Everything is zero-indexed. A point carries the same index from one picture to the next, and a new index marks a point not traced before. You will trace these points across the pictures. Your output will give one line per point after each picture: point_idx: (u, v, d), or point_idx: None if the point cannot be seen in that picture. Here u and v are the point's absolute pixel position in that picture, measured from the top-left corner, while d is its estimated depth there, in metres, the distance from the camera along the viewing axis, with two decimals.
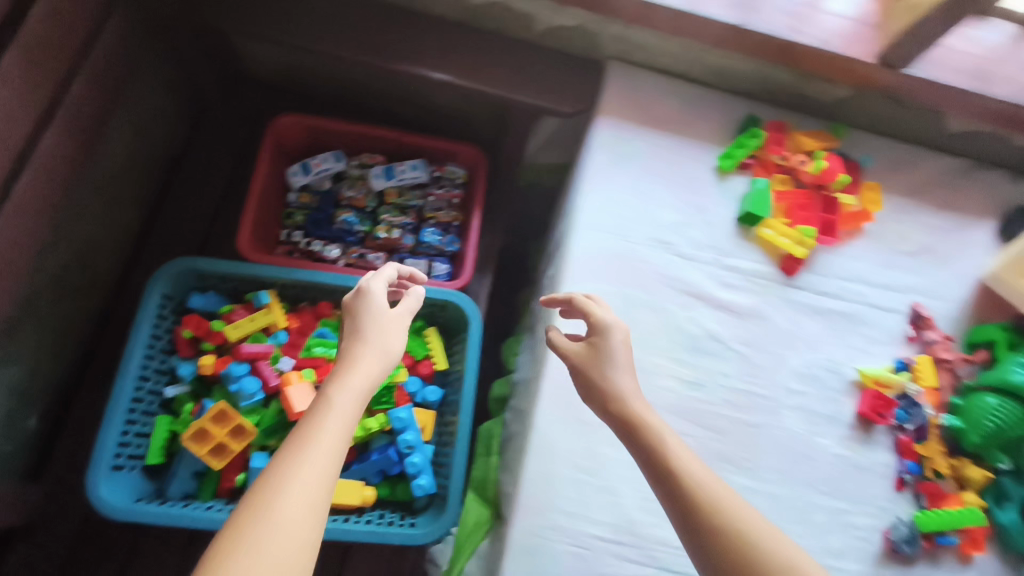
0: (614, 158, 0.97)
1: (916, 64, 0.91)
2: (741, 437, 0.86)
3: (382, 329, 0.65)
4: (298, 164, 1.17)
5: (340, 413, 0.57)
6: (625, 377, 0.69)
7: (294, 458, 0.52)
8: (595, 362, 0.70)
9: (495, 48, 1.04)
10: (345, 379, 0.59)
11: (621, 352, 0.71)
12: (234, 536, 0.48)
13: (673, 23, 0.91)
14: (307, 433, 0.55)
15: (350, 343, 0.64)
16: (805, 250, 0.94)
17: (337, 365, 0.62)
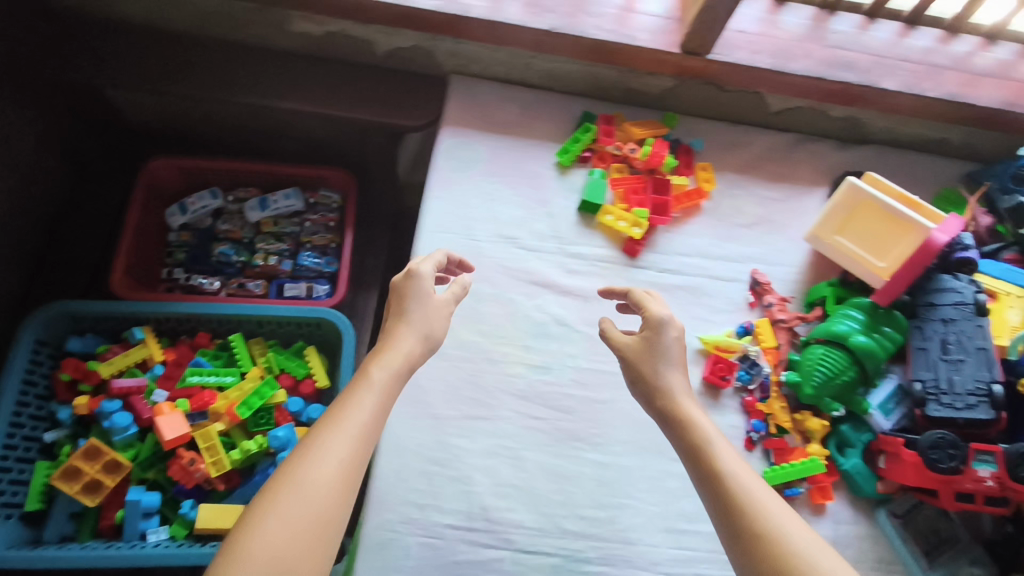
0: (457, 164, 1.02)
1: (720, 50, 0.97)
2: (590, 414, 0.89)
3: (426, 319, 0.74)
4: (174, 205, 1.20)
5: (371, 398, 0.65)
6: (676, 376, 0.75)
7: (327, 432, 0.61)
8: (648, 355, 0.77)
9: (343, 75, 1.09)
10: (378, 365, 0.68)
11: (676, 346, 0.76)
12: (274, 498, 0.57)
13: (491, 33, 0.98)
14: (342, 410, 0.63)
15: (392, 327, 0.73)
16: (642, 232, 0.98)
17: (378, 348, 0.71)
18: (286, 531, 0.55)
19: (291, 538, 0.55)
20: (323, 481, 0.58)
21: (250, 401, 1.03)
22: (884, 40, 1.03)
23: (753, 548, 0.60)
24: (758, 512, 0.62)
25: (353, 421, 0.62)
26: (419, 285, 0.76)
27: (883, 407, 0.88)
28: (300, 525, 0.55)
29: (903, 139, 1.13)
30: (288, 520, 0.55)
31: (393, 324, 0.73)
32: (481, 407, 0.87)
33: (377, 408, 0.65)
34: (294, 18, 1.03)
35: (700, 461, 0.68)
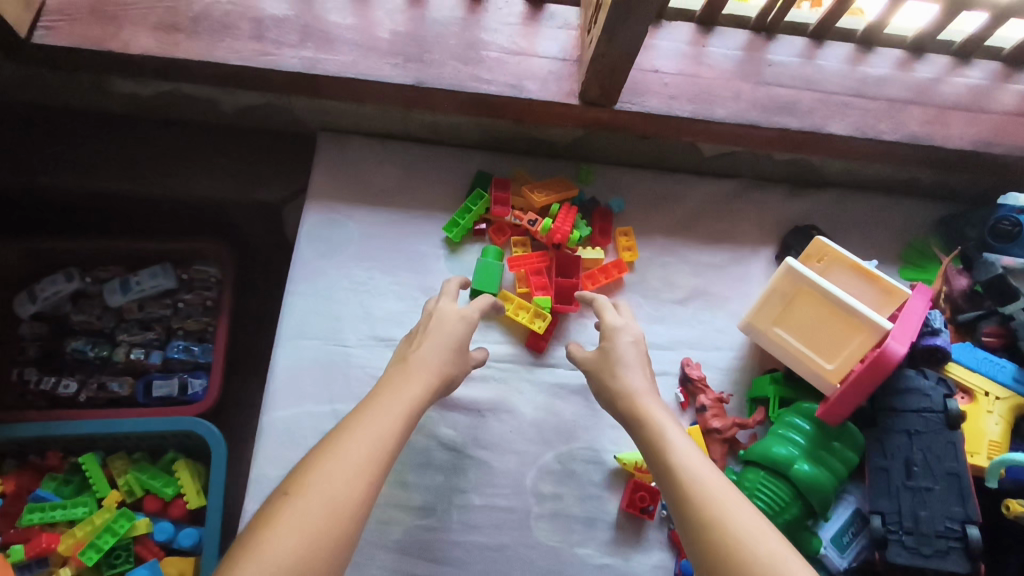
0: (325, 249, 0.85)
1: (629, 98, 0.80)
2: (481, 565, 0.74)
3: (445, 354, 0.72)
4: (21, 292, 1.02)
5: (380, 428, 0.62)
6: (633, 376, 0.72)
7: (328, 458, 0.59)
8: (609, 364, 0.74)
9: (191, 140, 0.91)
10: (389, 396, 0.66)
11: (631, 350, 0.74)
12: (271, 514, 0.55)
13: (348, 91, 0.80)
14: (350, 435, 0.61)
15: (403, 357, 0.72)
16: (545, 323, 0.81)
17: (394, 371, 0.70)
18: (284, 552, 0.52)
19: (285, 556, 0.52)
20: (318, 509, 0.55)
21: (100, 540, 0.86)
22: (832, 70, 0.85)
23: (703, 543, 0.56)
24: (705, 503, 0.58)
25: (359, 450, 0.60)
26: (443, 319, 0.74)
27: (837, 541, 0.72)
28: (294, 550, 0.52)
29: (863, 180, 0.95)
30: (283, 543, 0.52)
31: (404, 354, 0.72)
32: (348, 565, 0.72)
33: (384, 437, 0.62)
34: (112, 80, 0.83)
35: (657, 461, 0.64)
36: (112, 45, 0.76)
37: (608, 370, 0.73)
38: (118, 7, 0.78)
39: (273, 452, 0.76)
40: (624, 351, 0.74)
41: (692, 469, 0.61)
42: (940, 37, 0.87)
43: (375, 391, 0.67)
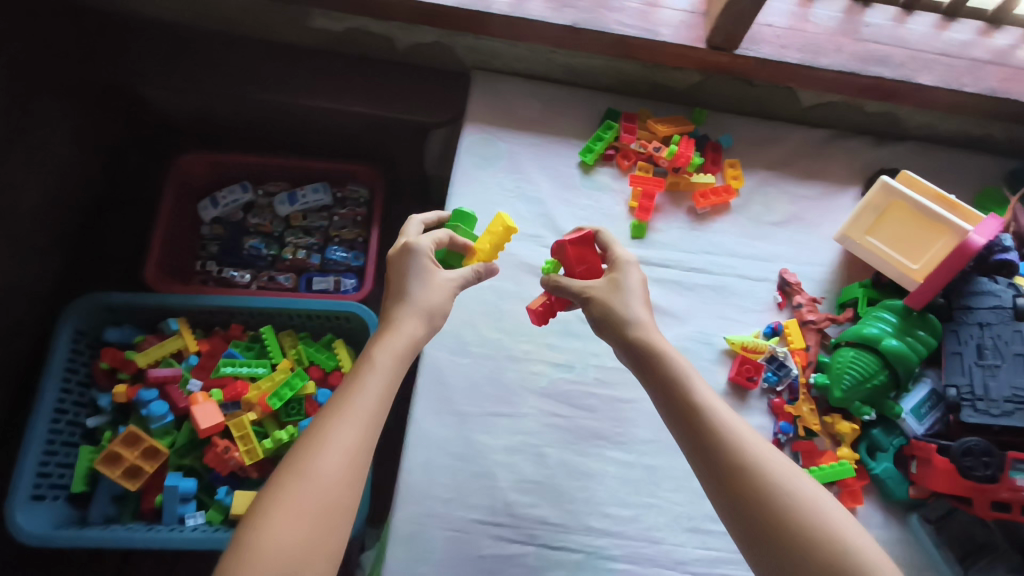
0: (481, 161, 1.02)
1: (748, 45, 0.96)
2: (613, 413, 0.89)
3: (429, 287, 0.73)
4: (206, 198, 1.23)
5: (377, 384, 0.65)
6: (639, 307, 0.73)
7: (333, 424, 0.61)
8: (614, 292, 0.74)
9: (365, 72, 1.10)
10: (381, 349, 0.67)
11: (637, 281, 0.75)
12: (280, 480, 0.58)
13: (514, 29, 0.97)
14: (350, 394, 0.64)
15: (389, 310, 0.72)
16: (510, 231, 0.83)
17: (381, 327, 0.71)
18: (295, 511, 0.56)
19: (307, 516, 0.56)
20: (331, 470, 0.58)
21: (281, 392, 1.05)
22: (918, 34, 1.01)
23: (754, 497, 0.59)
24: (744, 456, 0.61)
25: (361, 405, 0.62)
26: (417, 255, 0.74)
27: (916, 411, 0.87)
28: (314, 512, 0.56)
29: (940, 134, 1.10)
30: (293, 509, 0.56)
31: (391, 306, 0.72)
32: (505, 403, 0.89)
33: (380, 387, 0.65)
34: (316, 15, 1.03)
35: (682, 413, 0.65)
36: None
37: (619, 297, 0.74)
38: None
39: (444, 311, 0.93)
40: (622, 296, 0.74)
41: (719, 423, 0.63)
42: (1016, 11, 1.02)
43: (365, 349, 0.68)
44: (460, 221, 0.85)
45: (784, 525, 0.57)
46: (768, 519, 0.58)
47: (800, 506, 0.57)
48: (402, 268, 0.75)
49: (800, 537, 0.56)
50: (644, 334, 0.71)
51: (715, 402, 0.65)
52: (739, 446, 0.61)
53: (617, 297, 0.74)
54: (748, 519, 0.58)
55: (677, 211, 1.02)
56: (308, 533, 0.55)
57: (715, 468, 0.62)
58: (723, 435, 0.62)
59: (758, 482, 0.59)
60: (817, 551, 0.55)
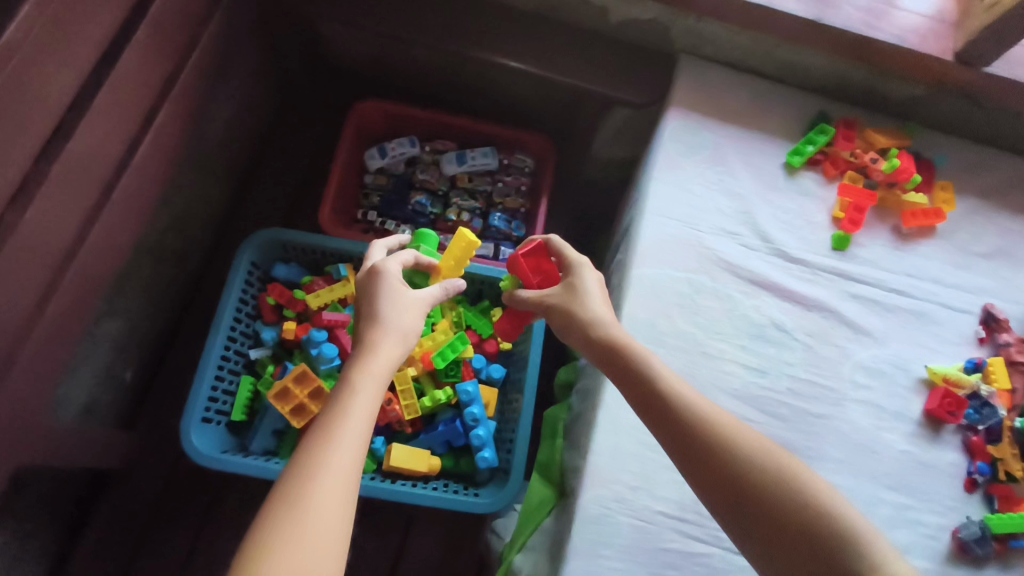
0: (684, 149, 0.99)
1: (1000, 64, 0.93)
2: (804, 426, 0.87)
3: (396, 306, 0.71)
4: (374, 147, 1.22)
5: (367, 397, 0.63)
6: (600, 308, 0.76)
7: (326, 440, 0.58)
8: (576, 299, 0.78)
9: (569, 40, 1.07)
10: (360, 369, 0.65)
11: (594, 285, 0.79)
12: (272, 514, 0.54)
13: (750, 16, 0.93)
14: (343, 398, 0.62)
15: (365, 329, 0.69)
16: (472, 246, 0.88)
17: (357, 347, 0.68)
18: (305, 550, 0.52)
19: (321, 549, 0.53)
20: (331, 492, 0.55)
21: (444, 352, 1.04)
22: None
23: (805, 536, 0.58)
24: (778, 499, 0.60)
25: (355, 426, 0.60)
26: (382, 274, 0.73)
27: None
28: (333, 523, 0.54)
29: None
30: (302, 547, 0.52)
31: (366, 325, 0.70)
32: None
33: (372, 388, 0.64)
34: None
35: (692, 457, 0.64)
36: None
37: (576, 302, 0.77)
38: None
39: (640, 297, 0.91)
40: (586, 299, 0.77)
41: (737, 467, 0.62)
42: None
43: (344, 371, 0.65)
44: (422, 242, 0.92)
45: (792, 521, 0.59)
46: (790, 530, 0.58)
47: (814, 511, 0.59)
48: (368, 290, 0.74)
49: (810, 528, 0.58)
50: (608, 331, 0.74)
51: (698, 402, 0.67)
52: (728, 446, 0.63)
53: (578, 299, 0.77)
54: (753, 529, 0.60)
55: (882, 228, 0.98)
56: (322, 561, 0.52)
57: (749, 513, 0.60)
58: (755, 473, 0.61)
59: (750, 482, 0.61)
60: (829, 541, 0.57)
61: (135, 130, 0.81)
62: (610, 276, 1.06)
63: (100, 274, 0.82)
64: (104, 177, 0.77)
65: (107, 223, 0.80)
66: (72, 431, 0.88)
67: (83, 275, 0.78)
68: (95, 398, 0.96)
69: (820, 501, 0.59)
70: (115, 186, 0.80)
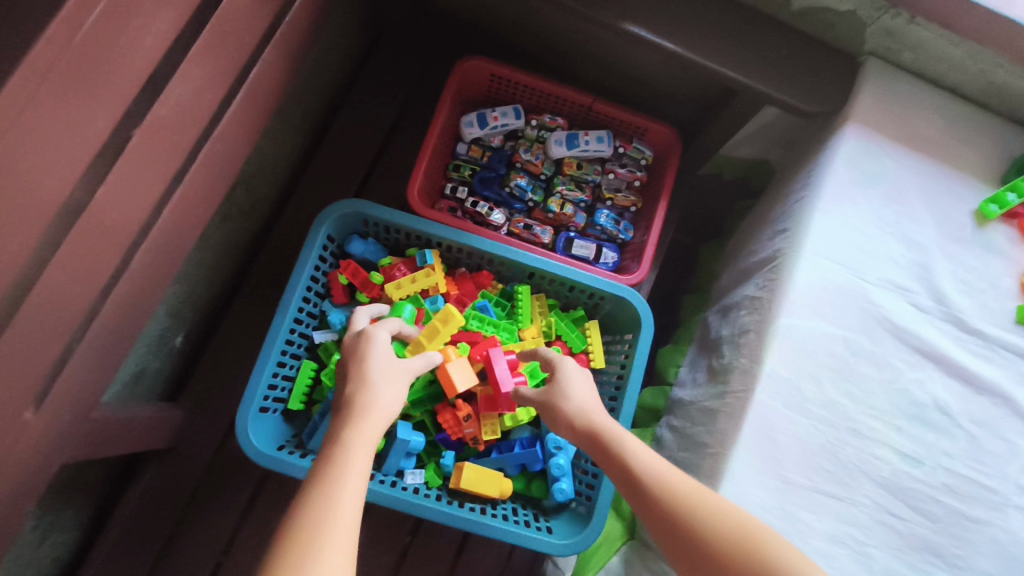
0: (859, 177, 0.83)
1: None
2: (956, 530, 0.74)
3: (387, 372, 0.69)
4: (472, 113, 1.06)
5: (360, 449, 0.60)
6: (589, 393, 0.75)
7: (317, 512, 0.53)
8: (551, 396, 0.75)
9: (735, 21, 0.89)
10: (348, 433, 0.61)
11: (579, 380, 0.76)
12: None
13: (980, 29, 0.77)
14: (330, 463, 0.57)
15: (348, 396, 0.66)
16: (453, 323, 0.88)
17: (341, 413, 0.64)
18: None
19: None
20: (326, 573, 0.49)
21: (534, 368, 0.94)
22: None
23: None
24: None
25: (346, 498, 0.55)
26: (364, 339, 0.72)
27: None
28: None
29: None
30: None
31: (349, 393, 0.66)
32: (835, 483, 0.74)
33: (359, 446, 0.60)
34: None
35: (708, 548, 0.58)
36: None
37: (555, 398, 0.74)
38: None
39: (786, 353, 0.77)
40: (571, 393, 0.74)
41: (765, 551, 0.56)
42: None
43: (329, 439, 0.61)
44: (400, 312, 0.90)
45: None
46: None
47: None
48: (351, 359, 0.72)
49: None
50: (593, 421, 0.70)
51: (705, 501, 0.60)
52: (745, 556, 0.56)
53: (561, 393, 0.74)
54: None
55: None
56: None
57: None
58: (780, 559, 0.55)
59: (744, 556, 0.56)
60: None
61: (230, 83, 0.67)
62: (732, 304, 0.91)
63: (173, 251, 0.69)
64: (192, 141, 0.63)
65: (188, 193, 0.66)
66: (121, 411, 0.78)
67: (155, 254, 0.65)
68: (144, 364, 0.86)
69: None
70: (200, 149, 0.66)
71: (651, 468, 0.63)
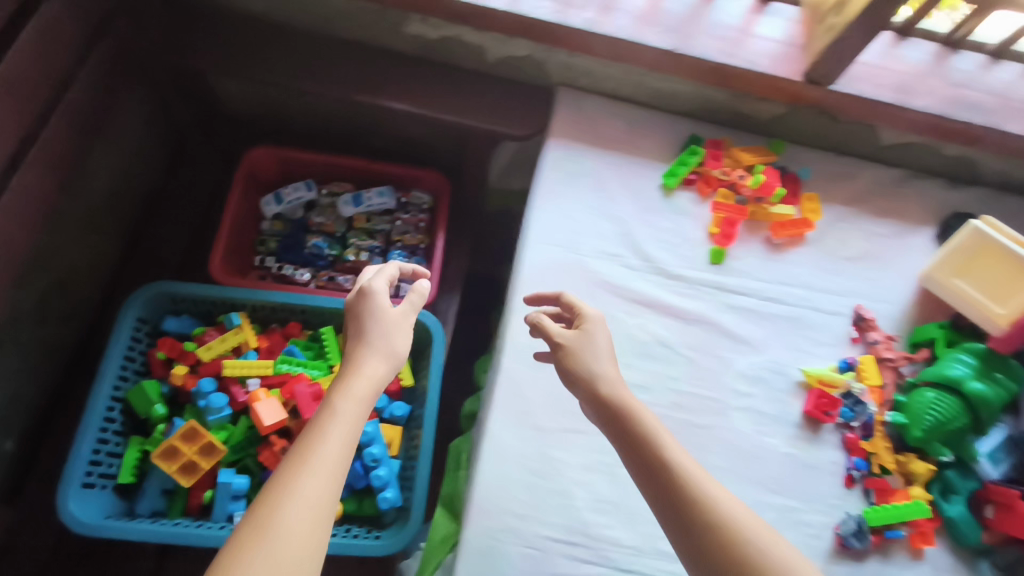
0: (564, 176, 1.02)
1: (842, 82, 0.97)
2: (689, 438, 0.88)
3: (387, 327, 0.72)
4: (270, 194, 1.22)
5: (347, 410, 0.63)
6: (603, 345, 0.77)
7: (297, 467, 0.58)
8: (579, 351, 0.76)
9: (451, 81, 1.10)
10: (339, 394, 0.65)
11: (603, 338, 0.77)
12: (246, 534, 0.54)
13: (613, 49, 0.98)
14: (317, 431, 0.61)
15: (352, 352, 0.70)
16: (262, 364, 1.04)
17: (342, 365, 0.69)
18: None
19: None
20: (295, 525, 0.55)
21: None
22: (1008, 83, 1.01)
23: None
24: (746, 549, 0.59)
25: (322, 456, 0.59)
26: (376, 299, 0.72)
27: (991, 455, 0.87)
28: (294, 543, 0.54)
29: (1017, 183, 1.09)
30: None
31: (355, 347, 0.70)
32: (581, 421, 0.87)
33: (351, 420, 0.63)
34: (413, 20, 1.03)
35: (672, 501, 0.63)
36: None
37: (584, 353, 0.76)
38: None
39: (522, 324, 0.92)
40: (582, 354, 0.76)
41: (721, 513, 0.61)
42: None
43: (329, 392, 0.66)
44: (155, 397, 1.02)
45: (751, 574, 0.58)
46: None
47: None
48: (357, 311, 0.74)
49: None
50: (617, 392, 0.72)
51: (689, 475, 0.64)
52: (701, 517, 0.61)
53: (588, 350, 0.76)
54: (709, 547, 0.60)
55: (754, 239, 1.02)
56: None
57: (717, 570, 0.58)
58: (724, 524, 0.60)
59: (694, 513, 0.61)
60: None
61: None
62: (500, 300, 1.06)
63: None
64: None
65: None
66: None
67: None
68: None
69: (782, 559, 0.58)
70: None
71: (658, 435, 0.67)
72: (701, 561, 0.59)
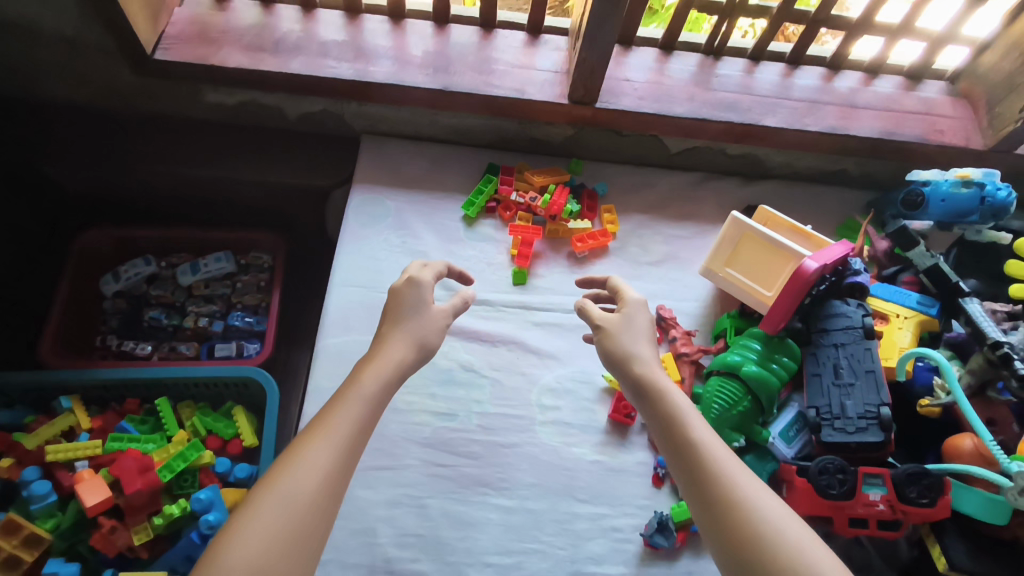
0: (368, 219, 1.06)
1: (608, 98, 1.03)
2: (495, 459, 0.89)
3: (423, 325, 0.76)
4: (108, 273, 1.23)
5: (365, 393, 0.67)
6: (642, 324, 0.80)
7: (312, 437, 0.62)
8: (620, 331, 0.79)
9: (262, 144, 1.15)
10: (364, 379, 0.69)
11: (643, 321, 0.80)
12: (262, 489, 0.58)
13: (393, 95, 1.03)
14: (334, 406, 0.65)
15: (382, 342, 0.74)
16: (90, 445, 1.02)
17: (371, 348, 0.74)
18: (259, 532, 0.55)
19: (272, 542, 0.55)
20: (301, 484, 0.58)
21: (174, 463, 1.02)
22: (765, 81, 1.08)
23: (744, 539, 0.57)
24: (738, 497, 0.60)
25: (339, 430, 0.63)
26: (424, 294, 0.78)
27: (785, 435, 0.88)
28: (298, 504, 0.57)
29: (803, 172, 1.17)
30: (262, 529, 0.55)
31: (383, 337, 0.75)
32: (385, 456, 0.87)
33: (368, 396, 0.67)
34: (207, 91, 1.08)
35: (686, 453, 0.65)
36: (214, 60, 1.00)
37: (622, 334, 0.78)
38: (218, 35, 1.03)
39: (327, 367, 0.94)
40: (635, 321, 0.80)
41: (727, 467, 0.63)
42: (879, 20, 1.04)
43: (354, 372, 0.70)
44: None
45: (740, 518, 0.58)
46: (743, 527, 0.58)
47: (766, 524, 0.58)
48: (401, 301, 0.79)
49: (751, 535, 0.57)
50: (644, 367, 0.74)
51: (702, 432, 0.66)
52: (698, 457, 0.64)
53: (625, 326, 0.79)
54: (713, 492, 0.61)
55: (557, 256, 1.06)
56: (269, 548, 0.54)
57: (713, 515, 0.60)
58: (727, 476, 0.62)
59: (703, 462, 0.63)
60: (779, 561, 0.55)
61: None
62: None
63: None
64: None
65: None
66: None
67: None
68: None
69: (768, 507, 0.59)
70: None
71: (676, 399, 0.70)
72: (706, 508, 0.61)
